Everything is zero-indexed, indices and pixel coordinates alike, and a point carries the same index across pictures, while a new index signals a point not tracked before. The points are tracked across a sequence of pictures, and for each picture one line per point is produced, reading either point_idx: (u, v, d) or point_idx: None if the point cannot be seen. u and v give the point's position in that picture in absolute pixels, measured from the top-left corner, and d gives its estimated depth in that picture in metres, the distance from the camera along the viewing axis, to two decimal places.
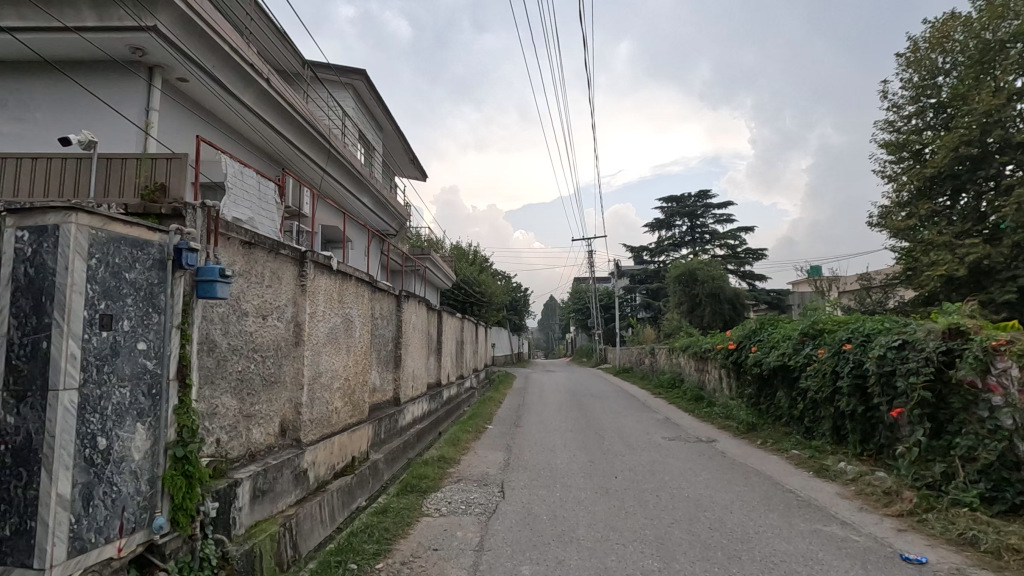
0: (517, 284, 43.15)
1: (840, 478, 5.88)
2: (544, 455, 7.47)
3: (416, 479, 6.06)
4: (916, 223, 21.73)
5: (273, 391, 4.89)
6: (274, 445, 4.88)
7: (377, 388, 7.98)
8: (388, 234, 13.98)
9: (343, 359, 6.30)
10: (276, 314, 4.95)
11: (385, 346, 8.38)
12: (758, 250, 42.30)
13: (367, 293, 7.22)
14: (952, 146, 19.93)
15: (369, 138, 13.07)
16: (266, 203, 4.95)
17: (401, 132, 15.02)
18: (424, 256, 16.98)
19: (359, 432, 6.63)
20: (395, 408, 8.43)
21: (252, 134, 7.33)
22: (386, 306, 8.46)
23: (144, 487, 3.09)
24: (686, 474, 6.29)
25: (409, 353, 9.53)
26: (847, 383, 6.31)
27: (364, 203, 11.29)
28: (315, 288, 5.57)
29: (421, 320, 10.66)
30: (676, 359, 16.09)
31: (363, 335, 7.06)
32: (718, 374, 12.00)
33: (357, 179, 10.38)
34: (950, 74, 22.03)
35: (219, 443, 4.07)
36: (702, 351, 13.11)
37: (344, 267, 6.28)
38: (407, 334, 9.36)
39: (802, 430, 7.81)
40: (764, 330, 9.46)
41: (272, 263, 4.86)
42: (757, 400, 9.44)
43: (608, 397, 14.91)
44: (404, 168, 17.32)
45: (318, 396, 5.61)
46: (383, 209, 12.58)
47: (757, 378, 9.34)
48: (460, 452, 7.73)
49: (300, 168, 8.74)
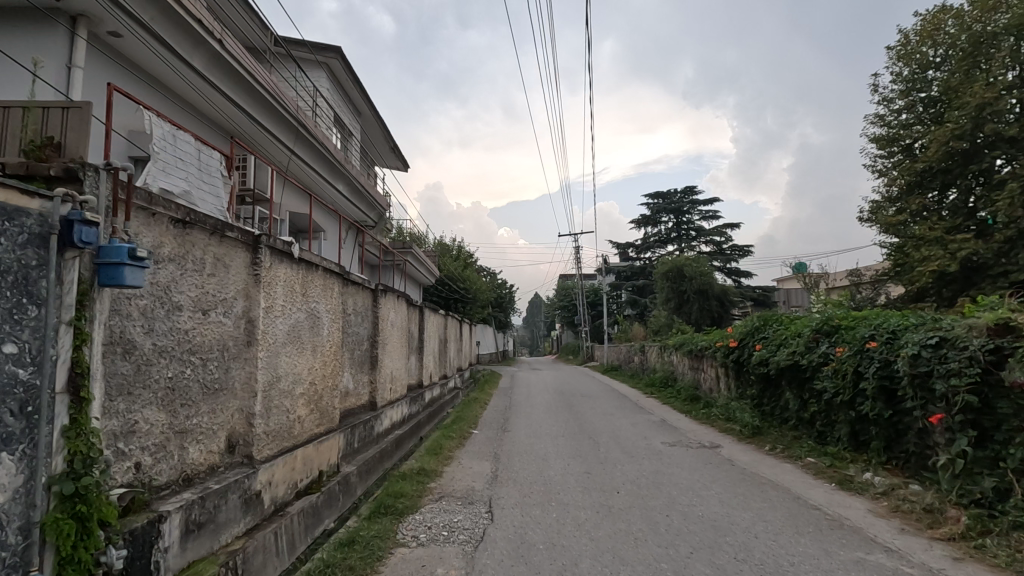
0: (502, 281, 42.41)
1: (869, 491, 5.26)
2: (536, 465, 6.77)
3: (391, 497, 5.30)
4: (908, 218, 21.39)
5: (217, 401, 4.09)
6: (219, 464, 4.09)
7: (350, 393, 7.19)
8: (368, 225, 13.19)
9: (308, 360, 5.51)
10: (222, 308, 4.16)
11: (359, 346, 7.59)
12: (743, 247, 42.11)
13: (337, 286, 6.42)
14: (943, 139, 19.67)
15: (345, 122, 12.24)
16: (210, 176, 4.14)
17: (380, 118, 14.21)
18: (404, 250, 16.18)
19: (327, 444, 5.85)
20: (371, 413, 7.67)
21: (204, 104, 6.52)
22: (361, 302, 7.66)
23: (13, 538, 2.30)
24: (695, 488, 5.63)
25: (387, 353, 8.76)
26: (873, 385, 5.69)
27: (338, 190, 10.48)
28: (273, 279, 4.78)
29: (401, 316, 9.88)
30: (668, 357, 15.52)
31: (333, 333, 6.28)
32: (715, 373, 11.42)
33: (331, 164, 9.58)
34: (941, 68, 21.76)
35: (141, 468, 3.28)
36: (697, 350, 12.52)
37: (309, 256, 5.50)
38: (385, 332, 8.59)
39: (815, 434, 7.21)
40: (768, 327, 8.86)
41: (215, 248, 4.07)
42: (761, 402, 8.85)
43: (598, 397, 14.27)
44: (384, 158, 16.49)
45: (277, 404, 4.82)
46: (360, 198, 11.78)
47: (761, 377, 8.75)
48: (443, 462, 6.99)
49: (262, 147, 7.93)
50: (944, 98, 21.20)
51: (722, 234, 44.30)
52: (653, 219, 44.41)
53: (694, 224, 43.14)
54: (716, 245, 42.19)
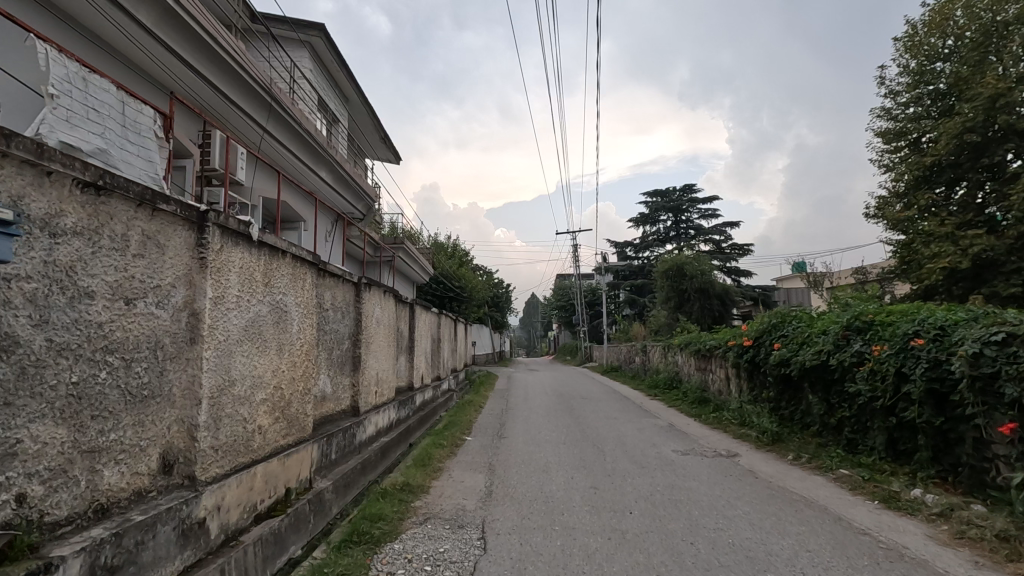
0: (500, 280, 41.78)
1: (922, 512, 4.53)
2: (535, 479, 6.03)
3: (367, 521, 4.53)
4: (916, 213, 20.75)
5: (147, 411, 3.33)
6: (149, 489, 3.33)
7: (327, 397, 6.44)
8: (355, 218, 12.44)
9: (272, 361, 4.75)
10: (153, 297, 3.41)
11: (338, 345, 6.84)
12: (743, 245, 41.48)
13: (311, 276, 5.67)
14: (953, 132, 19.02)
15: (331, 107, 11.49)
16: (139, 136, 3.40)
17: (369, 106, 13.49)
18: (395, 245, 15.41)
19: (296, 456, 5.09)
20: (352, 421, 6.91)
21: (154, 66, 5.79)
22: (340, 296, 6.91)
23: None
24: (719, 508, 4.90)
25: (372, 354, 8.00)
26: (920, 389, 4.98)
27: (321, 177, 9.67)
28: (225, 264, 4.03)
29: (389, 313, 9.11)
30: (673, 357, 14.79)
31: (305, 331, 5.52)
32: (725, 374, 10.70)
33: (312, 148, 8.81)
34: (949, 60, 21.15)
35: (24, 500, 2.52)
36: (705, 349, 11.79)
37: (274, 240, 4.75)
38: (369, 329, 7.81)
39: (846, 443, 6.48)
40: (787, 324, 8.16)
41: (144, 223, 3.31)
42: (780, 406, 8.14)
43: (600, 399, 13.54)
44: (375, 150, 15.78)
45: (229, 413, 4.05)
46: (346, 187, 10.97)
47: (780, 379, 8.04)
48: (430, 475, 6.23)
49: (229, 122, 7.15)
50: (953, 90, 20.59)
51: (722, 233, 43.65)
52: (651, 217, 43.77)
53: (694, 222, 42.51)
54: (716, 243, 41.57)
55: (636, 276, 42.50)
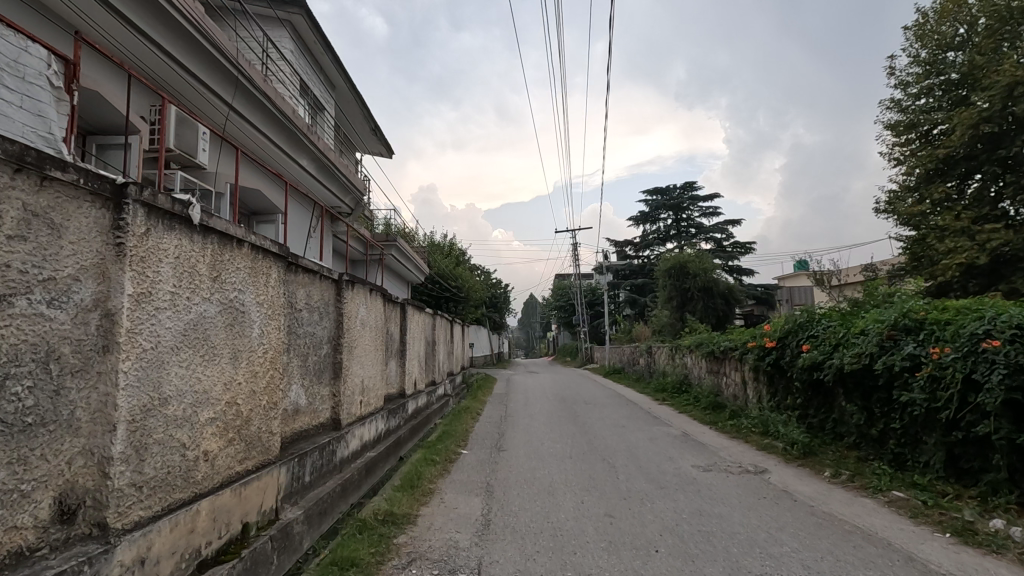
0: (496, 280, 40.96)
1: (1011, 550, 3.75)
2: (540, 505, 5.23)
3: (337, 568, 3.69)
4: (929, 208, 20.00)
5: (32, 443, 2.53)
6: (37, 546, 2.54)
7: (302, 410, 5.63)
8: (342, 213, 11.60)
9: (224, 372, 3.94)
10: (42, 294, 2.60)
11: (315, 350, 6.04)
12: (746, 244, 40.74)
13: (278, 271, 4.86)
14: (969, 122, 18.23)
15: (314, 92, 10.66)
16: (21, 80, 2.60)
17: (358, 94, 12.69)
18: (388, 242, 14.62)
19: (258, 485, 4.28)
20: (331, 436, 6.11)
21: (96, 30, 4.95)
22: (317, 294, 6.10)
23: None
24: (762, 543, 4.10)
25: (357, 359, 7.21)
26: (998, 399, 4.21)
27: (301, 166, 8.81)
28: (154, 253, 3.21)
29: (377, 314, 8.30)
30: (681, 359, 14.01)
31: (271, 335, 4.73)
32: (743, 378, 9.93)
33: (290, 132, 7.95)
34: (961, 49, 20.46)
35: None
36: (718, 351, 11.01)
37: (226, 226, 3.95)
38: (353, 332, 7.02)
39: (894, 459, 5.68)
40: (817, 323, 7.38)
41: (26, 196, 2.51)
42: (809, 414, 7.36)
43: (605, 405, 12.75)
44: (365, 143, 14.99)
45: (160, 440, 3.24)
46: (331, 178, 10.13)
47: (809, 384, 7.27)
48: (419, 500, 5.41)
49: (188, 100, 6.28)
50: (967, 80, 19.89)
51: (723, 232, 42.92)
52: (652, 216, 43.01)
53: (695, 221, 41.77)
54: (716, 242, 40.89)
55: (637, 275, 41.75)
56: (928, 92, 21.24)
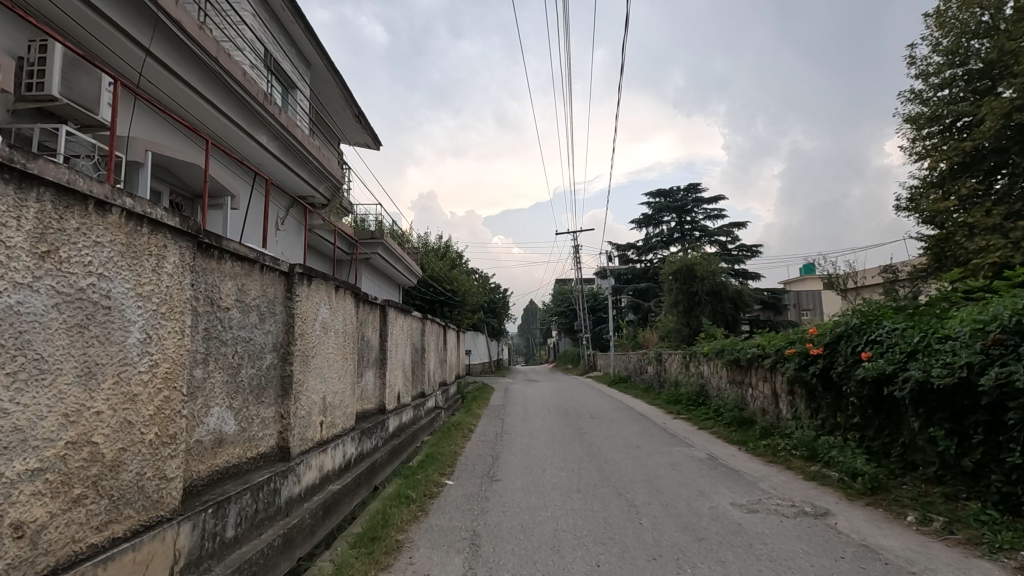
0: (495, 284, 39.68)
1: None
2: (542, 569, 3.86)
3: None
4: (955, 204, 18.66)
5: None
6: None
7: (228, 438, 4.30)
8: (317, 204, 10.29)
9: (65, 399, 2.62)
10: None
11: (252, 362, 4.71)
12: (752, 246, 39.46)
13: (183, 253, 3.54)
14: (1000, 111, 16.95)
15: (281, 66, 9.38)
16: None
17: (338, 74, 11.43)
18: (373, 241, 13.18)
19: (130, 561, 2.94)
20: (272, 472, 4.77)
21: None
22: (256, 290, 4.78)
23: None
24: None
25: (316, 371, 5.89)
26: None
27: (257, 142, 7.49)
28: None
29: (347, 316, 6.96)
30: (697, 368, 12.70)
31: (169, 342, 3.39)
32: (776, 390, 8.60)
33: (237, 97, 6.59)
34: (987, 37, 19.25)
35: None
36: (743, 359, 9.71)
37: (74, 179, 2.65)
38: (311, 339, 5.71)
39: (1006, 502, 4.32)
40: (880, 326, 6.05)
41: None
42: (870, 437, 6.02)
43: (614, 419, 11.40)
44: (349, 132, 13.75)
45: None
46: (299, 161, 8.84)
47: (870, 399, 5.95)
48: (378, 564, 4.04)
49: (88, 42, 4.86)
50: (995, 68, 18.64)
51: (729, 235, 41.69)
52: (654, 218, 41.84)
53: (699, 223, 40.51)
54: (721, 245, 39.67)
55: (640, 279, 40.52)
56: (951, 82, 19.99)
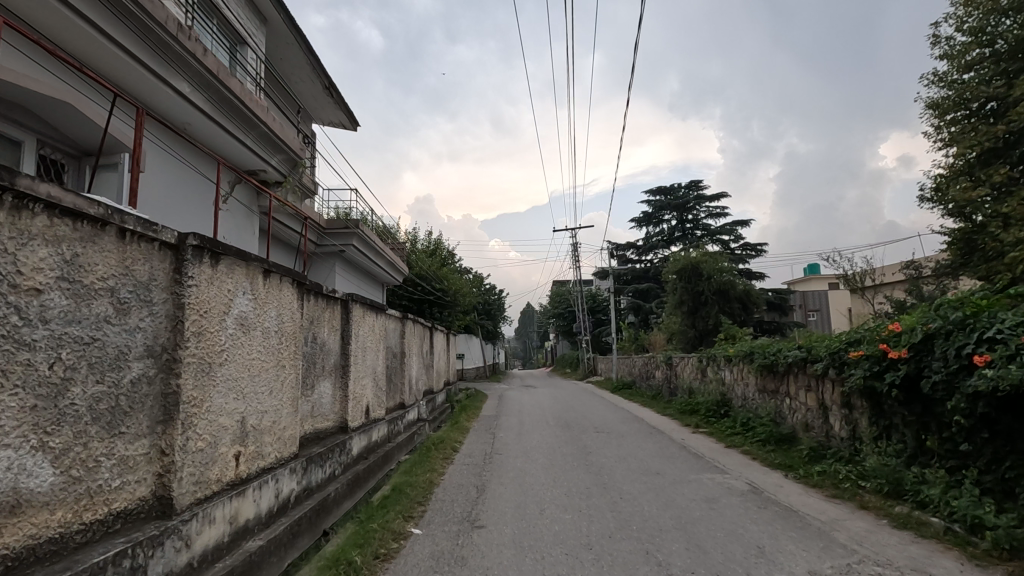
0: (489, 286, 38.14)
1: None
2: None
3: None
4: (987, 193, 17.01)
5: None
6: None
7: (36, 498, 2.69)
8: (271, 181, 8.63)
9: None
10: None
11: (97, 376, 3.09)
12: (756, 245, 37.94)
13: None
14: None
15: (223, 12, 7.73)
16: None
17: (300, 34, 9.76)
18: (346, 231, 11.35)
19: None
20: (132, 540, 3.15)
21: None
22: (105, 264, 3.14)
23: None
24: None
25: (228, 384, 4.26)
26: None
27: (174, 88, 5.86)
28: None
29: (285, 311, 5.34)
30: (716, 374, 11.11)
31: None
32: (826, 402, 7.00)
33: (131, 17, 4.96)
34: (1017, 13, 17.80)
35: None
36: (780, 363, 8.13)
37: None
38: (215, 340, 4.07)
39: None
40: (995, 319, 4.47)
41: None
42: (982, 470, 4.43)
43: (624, 433, 9.82)
44: (319, 107, 12.16)
45: None
46: (242, 124, 7.17)
47: (987, 418, 4.35)
48: None
49: None
50: None
51: (732, 233, 40.24)
52: (653, 217, 40.39)
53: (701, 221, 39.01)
54: (723, 244, 38.14)
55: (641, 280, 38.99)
56: (977, 63, 18.49)
